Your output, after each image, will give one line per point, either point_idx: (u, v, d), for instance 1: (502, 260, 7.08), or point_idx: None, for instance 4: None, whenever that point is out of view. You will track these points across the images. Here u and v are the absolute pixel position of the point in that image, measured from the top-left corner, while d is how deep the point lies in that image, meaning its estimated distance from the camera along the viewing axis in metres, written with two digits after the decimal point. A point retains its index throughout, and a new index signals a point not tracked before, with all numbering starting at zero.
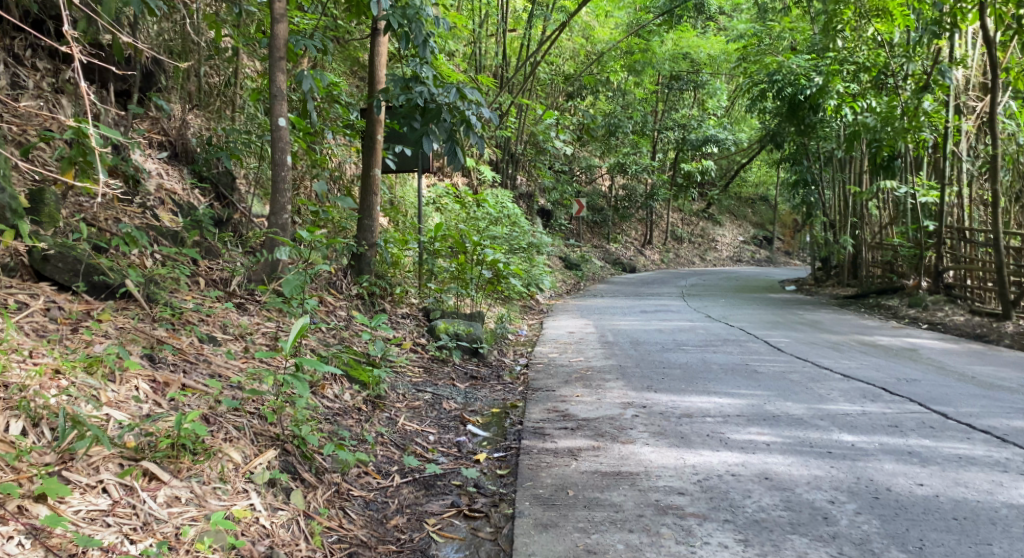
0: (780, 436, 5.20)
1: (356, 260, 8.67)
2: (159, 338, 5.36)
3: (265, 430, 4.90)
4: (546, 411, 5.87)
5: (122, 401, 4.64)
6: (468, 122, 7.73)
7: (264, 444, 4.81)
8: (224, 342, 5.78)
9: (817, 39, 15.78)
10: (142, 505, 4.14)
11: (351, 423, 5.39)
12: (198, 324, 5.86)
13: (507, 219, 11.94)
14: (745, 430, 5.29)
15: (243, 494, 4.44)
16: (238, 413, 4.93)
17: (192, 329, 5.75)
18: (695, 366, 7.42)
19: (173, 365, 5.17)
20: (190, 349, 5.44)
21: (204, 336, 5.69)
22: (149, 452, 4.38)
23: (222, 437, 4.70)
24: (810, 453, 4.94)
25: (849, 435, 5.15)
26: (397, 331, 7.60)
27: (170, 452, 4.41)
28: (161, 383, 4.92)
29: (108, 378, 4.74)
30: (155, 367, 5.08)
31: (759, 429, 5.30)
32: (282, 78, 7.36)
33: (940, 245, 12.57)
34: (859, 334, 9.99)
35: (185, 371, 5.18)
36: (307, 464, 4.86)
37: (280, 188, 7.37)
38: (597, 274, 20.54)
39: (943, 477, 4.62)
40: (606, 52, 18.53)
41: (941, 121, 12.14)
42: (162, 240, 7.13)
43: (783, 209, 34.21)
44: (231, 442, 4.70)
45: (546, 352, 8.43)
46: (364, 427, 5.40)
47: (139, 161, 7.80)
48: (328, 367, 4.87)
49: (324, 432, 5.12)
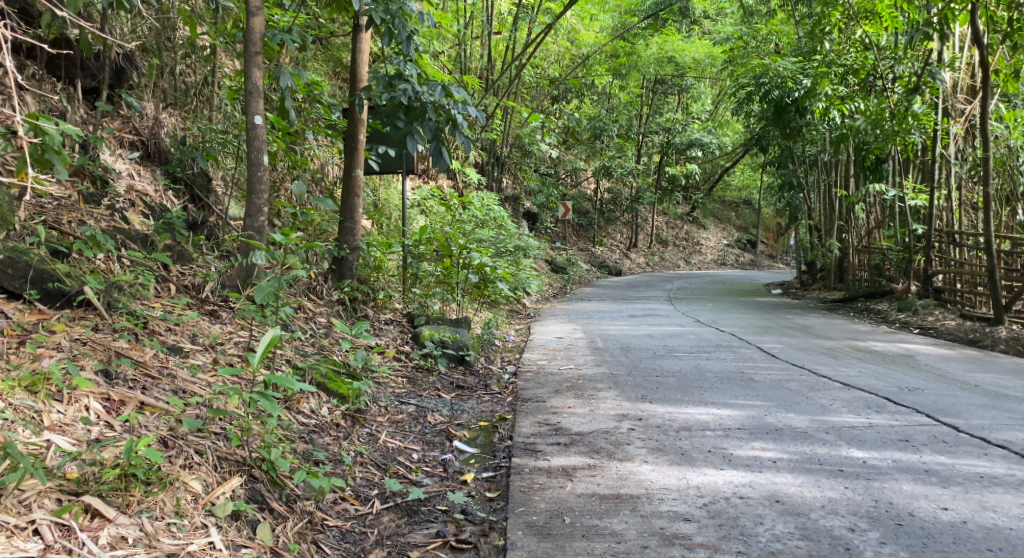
0: (787, 452, 4.92)
1: (336, 264, 8.35)
2: (118, 351, 5.03)
3: (230, 455, 4.58)
4: (536, 425, 5.57)
5: (68, 424, 4.34)
6: (454, 121, 7.47)
7: (228, 471, 4.49)
8: (191, 353, 5.44)
9: (806, 42, 15.55)
10: (81, 548, 3.79)
11: (328, 441, 5.08)
12: (164, 334, 5.53)
13: (492, 222, 11.63)
14: (748, 445, 5.01)
15: (201, 530, 4.10)
16: (201, 435, 4.62)
17: (157, 340, 5.43)
18: (688, 374, 7.14)
19: (132, 381, 4.85)
20: (153, 361, 5.11)
21: (169, 346, 5.36)
22: (93, 485, 4.04)
23: (180, 463, 4.38)
24: (820, 472, 4.66)
25: (859, 451, 4.87)
26: (379, 339, 7.28)
27: (117, 484, 4.07)
28: (115, 402, 4.61)
29: (53, 397, 4.44)
30: (111, 384, 4.75)
31: (763, 444, 5.01)
32: (259, 75, 7.04)
33: (929, 248, 12.35)
34: (853, 339, 9.74)
35: (145, 388, 4.85)
36: (277, 492, 4.55)
37: (256, 188, 7.05)
38: (583, 278, 20.24)
39: (967, 500, 4.35)
40: (591, 55, 18.28)
41: (930, 124, 11.89)
42: (130, 245, 6.80)
43: (767, 213, 34.15)
44: (191, 469, 4.37)
45: (534, 360, 8.13)
46: (342, 446, 5.08)
47: (109, 161, 7.49)
48: (300, 384, 4.55)
49: (297, 455, 4.80)
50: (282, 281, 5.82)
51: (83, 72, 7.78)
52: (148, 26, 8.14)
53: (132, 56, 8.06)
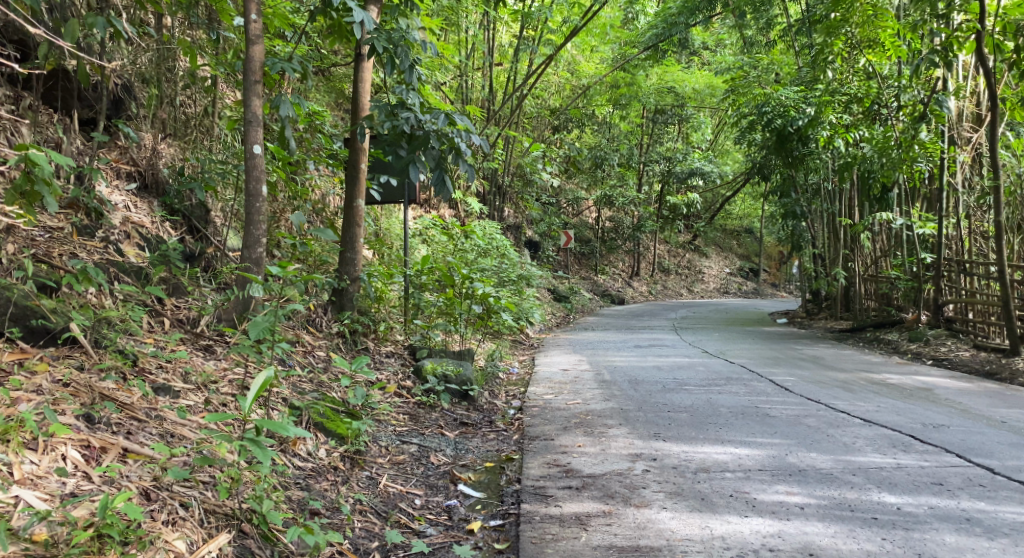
0: (814, 496, 4.66)
1: (336, 295, 8.13)
2: (103, 393, 4.79)
3: (217, 507, 4.38)
4: (545, 465, 5.31)
5: (40, 477, 4.14)
6: (458, 149, 7.27)
7: (216, 526, 4.29)
8: (183, 393, 5.20)
9: (808, 70, 15.39)
10: None
11: (325, 487, 4.85)
12: (155, 373, 5.29)
13: (495, 251, 11.41)
14: (772, 489, 4.74)
15: None
16: (188, 485, 4.42)
17: (146, 380, 5.18)
18: (701, 410, 6.86)
19: (115, 425, 4.62)
20: (140, 403, 4.88)
21: (158, 386, 5.11)
22: (63, 547, 3.85)
23: (163, 519, 4.17)
24: (854, 519, 4.40)
25: (892, 495, 4.61)
26: (379, 374, 7.04)
27: (90, 546, 3.87)
28: (96, 449, 4.40)
29: (27, 446, 4.23)
30: (93, 429, 4.53)
31: (788, 487, 4.76)
32: (258, 103, 6.83)
33: (939, 277, 12.11)
34: (866, 371, 9.48)
35: (130, 432, 4.63)
36: (268, 548, 4.33)
37: (254, 219, 6.84)
38: (586, 307, 19.98)
39: (1017, 553, 4.10)
40: (592, 85, 18.18)
41: (937, 152, 11.62)
42: (123, 279, 6.59)
43: (768, 241, 33.98)
44: (174, 526, 4.17)
45: (540, 394, 7.87)
46: (340, 492, 4.83)
47: (104, 193, 7.23)
48: (295, 429, 4.33)
49: (291, 505, 4.57)
50: (278, 316, 5.59)
51: (80, 103, 7.60)
52: (149, 58, 7.89)
53: (131, 86, 7.90)
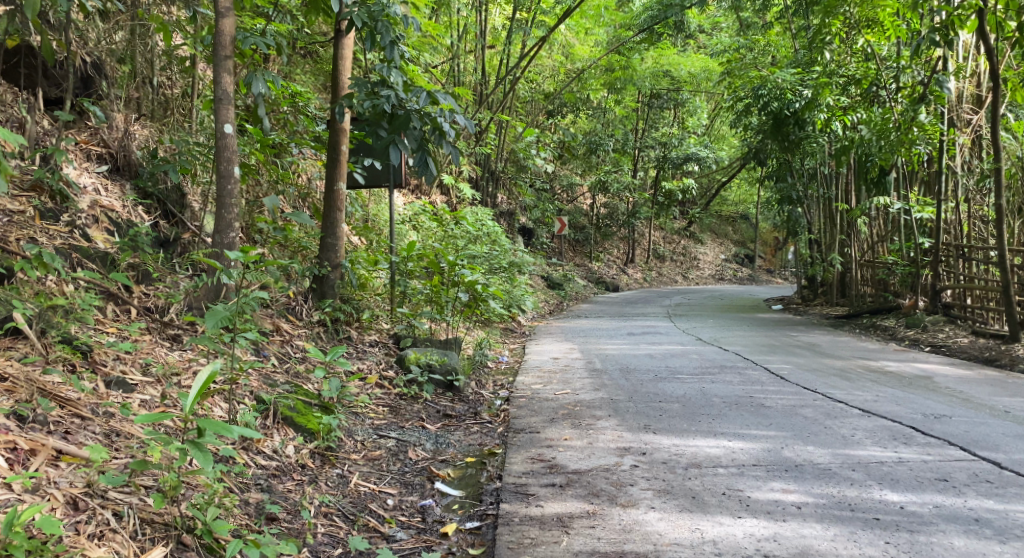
0: (812, 494, 4.40)
1: (317, 283, 7.83)
2: (43, 389, 4.55)
3: (154, 517, 4.10)
4: (528, 461, 5.05)
5: None
6: (441, 130, 6.98)
7: (151, 538, 4.02)
8: (140, 387, 4.98)
9: (806, 52, 15.05)
10: None
11: (289, 489, 4.59)
12: (111, 364, 5.06)
13: (486, 237, 11.12)
14: (767, 487, 4.49)
15: None
16: (127, 491, 4.17)
17: (99, 373, 4.95)
18: (694, 400, 6.60)
19: (52, 426, 4.38)
20: (87, 399, 4.66)
21: (112, 380, 4.90)
22: None
23: (88, 533, 3.91)
24: (854, 520, 4.15)
25: (894, 493, 4.37)
26: (360, 364, 6.76)
27: None
28: (23, 450, 4.13)
29: None
30: (25, 429, 4.27)
31: (784, 484, 4.50)
32: (229, 80, 6.54)
33: (937, 262, 11.85)
34: (864, 358, 9.22)
35: (69, 432, 4.39)
36: None
37: (226, 202, 6.55)
38: (580, 295, 19.70)
39: None
40: (586, 69, 17.82)
41: (936, 135, 11.27)
42: (87, 265, 6.32)
43: (765, 227, 33.69)
44: (101, 540, 3.91)
45: (528, 383, 7.61)
46: (305, 493, 4.57)
47: (71, 175, 6.94)
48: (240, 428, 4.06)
49: (248, 510, 4.30)
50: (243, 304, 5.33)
51: (47, 81, 7.31)
52: (123, 37, 7.74)
53: (101, 64, 7.60)
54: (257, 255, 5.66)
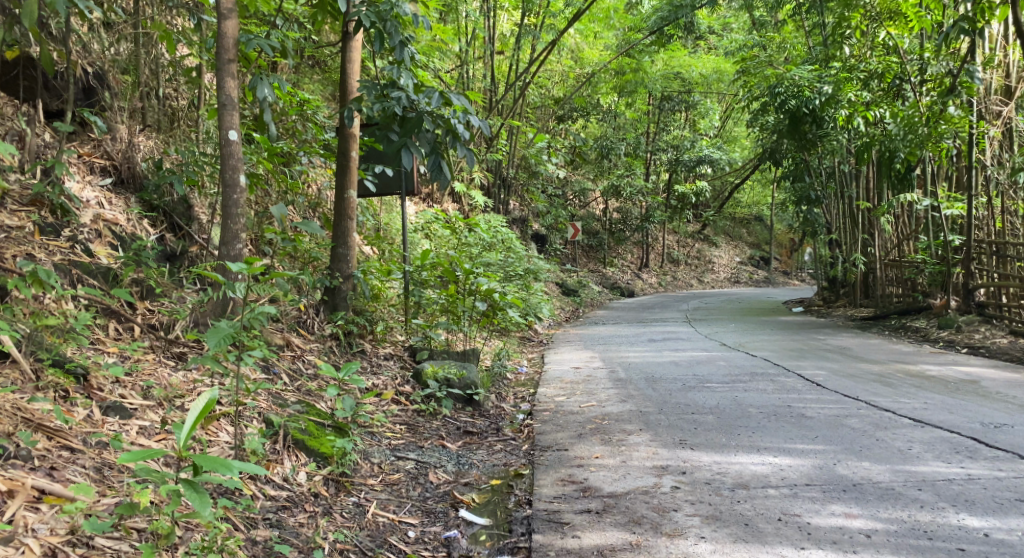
0: (879, 519, 4.08)
1: (328, 294, 7.49)
2: (29, 419, 4.29)
3: None
4: (559, 484, 4.70)
5: None
6: (454, 132, 6.62)
7: None
8: (140, 412, 4.73)
9: (823, 48, 14.63)
10: None
11: (301, 523, 4.25)
12: (110, 388, 4.82)
13: (500, 244, 10.75)
14: (827, 511, 4.16)
15: None
16: (115, 536, 3.88)
17: (95, 398, 4.70)
18: (729, 411, 6.21)
19: (36, 461, 4.11)
20: (78, 430, 4.40)
21: (109, 405, 4.65)
22: None
23: None
24: (932, 551, 3.83)
25: (972, 518, 4.04)
26: (374, 380, 6.42)
27: None
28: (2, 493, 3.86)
29: None
30: (5, 466, 4.00)
31: (846, 508, 4.18)
32: (232, 85, 6.17)
33: (970, 260, 11.42)
34: (901, 361, 8.81)
35: (55, 468, 4.12)
36: None
37: (231, 213, 6.20)
38: (595, 300, 19.31)
39: None
40: (597, 73, 17.40)
41: (965, 126, 10.77)
42: (88, 281, 5.96)
43: (780, 228, 33.18)
44: None
45: (550, 395, 7.23)
46: (318, 528, 4.22)
47: (73, 188, 6.57)
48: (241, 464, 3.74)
49: (254, 550, 3.97)
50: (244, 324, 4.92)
51: (47, 93, 6.91)
52: (129, 48, 7.43)
53: (104, 75, 7.18)
54: (264, 266, 5.28)
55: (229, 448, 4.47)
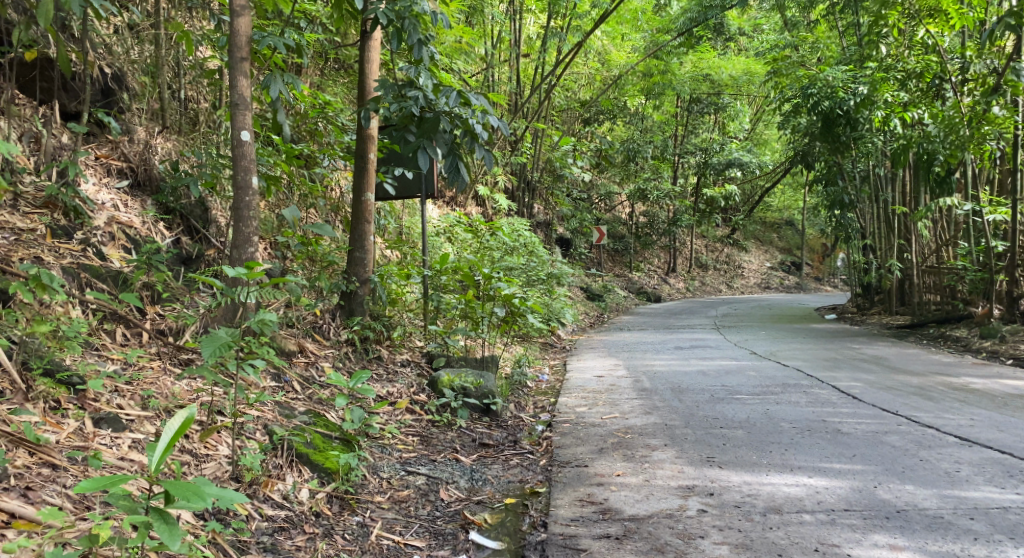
0: (928, 553, 3.79)
1: (345, 299, 7.24)
2: (13, 435, 4.15)
3: None
4: (576, 505, 4.45)
5: None
6: (473, 132, 6.38)
7: None
8: (135, 424, 4.59)
9: (858, 49, 14.24)
10: None
11: (299, 547, 4.09)
12: (107, 397, 4.69)
13: (523, 249, 10.48)
14: (869, 541, 3.88)
15: None
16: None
17: (89, 409, 4.57)
18: (760, 426, 5.90)
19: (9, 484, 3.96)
20: (63, 444, 4.28)
21: (102, 417, 4.52)
22: None
23: None
24: None
25: None
26: (389, 388, 6.19)
27: None
28: None
29: None
30: None
31: (890, 538, 3.89)
32: (245, 84, 5.94)
33: (1013, 267, 11.02)
34: (941, 374, 8.43)
35: (29, 490, 3.98)
36: None
37: (243, 216, 5.97)
38: (621, 305, 19.00)
39: None
40: (624, 75, 17.07)
41: (1010, 127, 10.53)
42: (97, 285, 5.77)
43: (812, 233, 32.56)
44: None
45: (571, 405, 6.96)
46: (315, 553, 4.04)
47: (88, 191, 6.34)
48: (215, 490, 3.58)
49: None
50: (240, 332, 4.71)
51: (65, 94, 6.61)
52: (149, 50, 7.21)
53: (122, 76, 6.99)
54: (264, 271, 5.06)
55: (230, 468, 4.35)
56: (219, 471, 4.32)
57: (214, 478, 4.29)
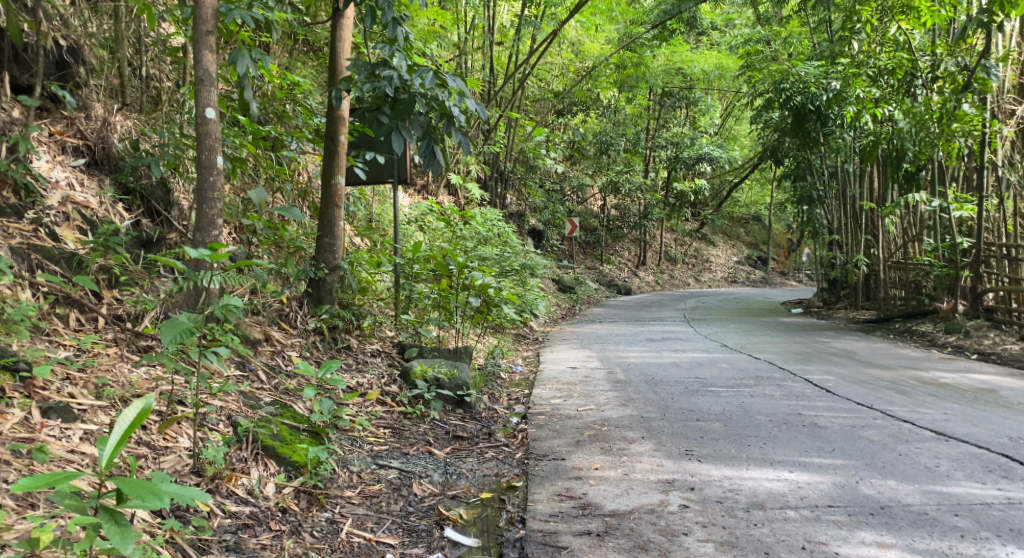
0: (915, 551, 3.78)
1: (313, 287, 7.05)
2: None
3: None
4: (554, 499, 4.37)
5: None
6: (449, 115, 6.22)
7: None
8: (88, 413, 4.41)
9: (831, 44, 14.24)
10: None
11: (266, 544, 3.97)
12: (58, 386, 4.49)
13: (496, 238, 10.32)
14: (856, 539, 3.86)
15: None
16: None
17: (35, 398, 4.36)
18: (736, 418, 5.83)
19: None
20: (10, 435, 4.08)
21: (50, 407, 4.32)
22: None
23: None
24: None
25: (1015, 550, 3.76)
26: (360, 378, 6.03)
27: None
28: None
29: None
30: None
31: (876, 536, 3.88)
32: (210, 58, 5.71)
33: (978, 263, 11.02)
34: (912, 367, 8.42)
35: None
36: None
37: (208, 196, 5.76)
38: (591, 298, 18.92)
39: None
40: (598, 67, 16.92)
41: (978, 125, 10.38)
42: (49, 267, 5.56)
43: (779, 228, 32.71)
44: None
45: (546, 397, 6.84)
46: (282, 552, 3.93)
47: (41, 169, 6.10)
48: (172, 489, 3.45)
49: None
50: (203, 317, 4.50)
51: (17, 67, 6.31)
52: (110, 25, 6.94)
53: (79, 50, 6.71)
54: (229, 254, 4.85)
55: (194, 461, 4.21)
56: (182, 464, 4.18)
57: (174, 472, 4.13)
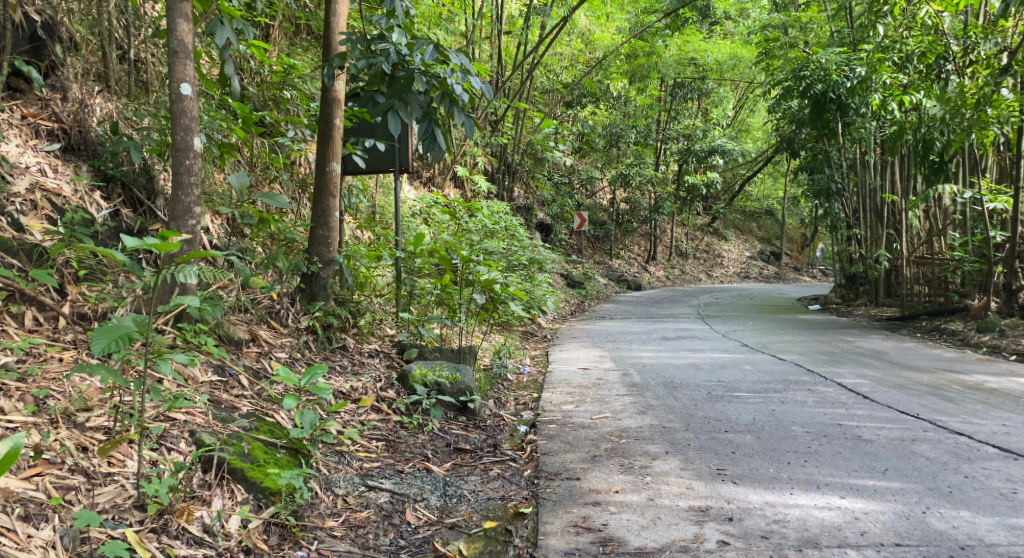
0: None
1: (306, 283, 6.46)
2: None
3: None
4: (569, 531, 3.90)
5: None
6: (453, 95, 5.61)
7: None
8: (25, 430, 3.88)
9: (853, 30, 13.54)
10: None
11: None
12: None
13: (504, 231, 9.73)
14: None
15: None
16: None
17: None
18: (770, 429, 5.26)
19: None
20: None
21: None
22: None
23: None
24: None
25: None
26: (353, 383, 5.48)
27: None
28: None
29: None
30: None
31: None
32: (185, 27, 5.15)
33: (1013, 258, 10.37)
34: (950, 369, 7.83)
35: None
36: None
37: (184, 180, 5.21)
38: (601, 294, 18.32)
39: None
40: (610, 54, 15.63)
41: (1016, 110, 9.81)
42: (7, 260, 4.99)
43: (792, 222, 31.93)
44: None
45: (557, 402, 6.27)
46: None
47: (7, 152, 5.53)
48: None
49: None
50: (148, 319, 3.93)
51: None
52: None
53: (54, 25, 6.12)
54: (180, 243, 4.08)
55: (137, 493, 3.80)
56: (128, 497, 3.78)
57: (112, 506, 3.74)
